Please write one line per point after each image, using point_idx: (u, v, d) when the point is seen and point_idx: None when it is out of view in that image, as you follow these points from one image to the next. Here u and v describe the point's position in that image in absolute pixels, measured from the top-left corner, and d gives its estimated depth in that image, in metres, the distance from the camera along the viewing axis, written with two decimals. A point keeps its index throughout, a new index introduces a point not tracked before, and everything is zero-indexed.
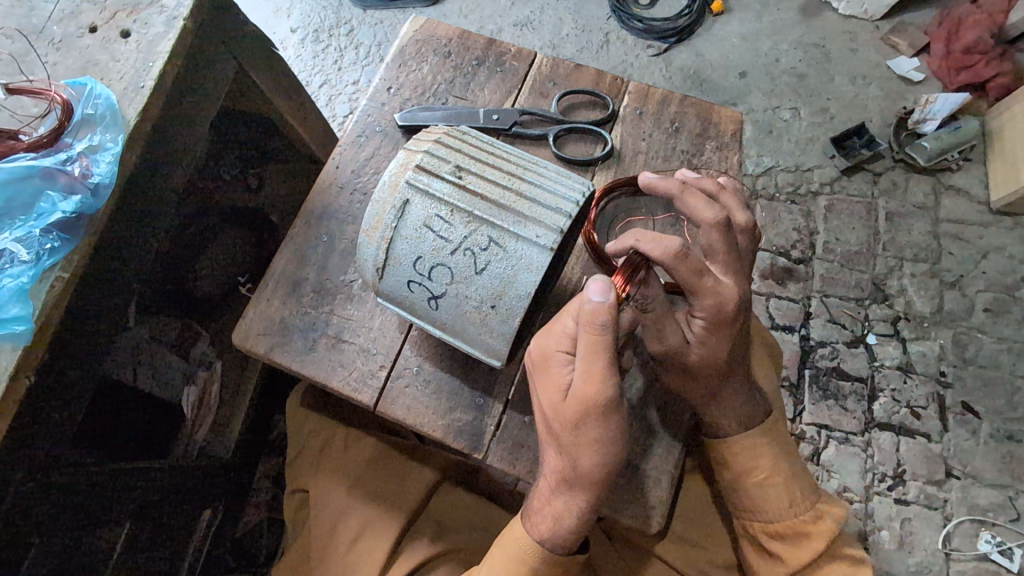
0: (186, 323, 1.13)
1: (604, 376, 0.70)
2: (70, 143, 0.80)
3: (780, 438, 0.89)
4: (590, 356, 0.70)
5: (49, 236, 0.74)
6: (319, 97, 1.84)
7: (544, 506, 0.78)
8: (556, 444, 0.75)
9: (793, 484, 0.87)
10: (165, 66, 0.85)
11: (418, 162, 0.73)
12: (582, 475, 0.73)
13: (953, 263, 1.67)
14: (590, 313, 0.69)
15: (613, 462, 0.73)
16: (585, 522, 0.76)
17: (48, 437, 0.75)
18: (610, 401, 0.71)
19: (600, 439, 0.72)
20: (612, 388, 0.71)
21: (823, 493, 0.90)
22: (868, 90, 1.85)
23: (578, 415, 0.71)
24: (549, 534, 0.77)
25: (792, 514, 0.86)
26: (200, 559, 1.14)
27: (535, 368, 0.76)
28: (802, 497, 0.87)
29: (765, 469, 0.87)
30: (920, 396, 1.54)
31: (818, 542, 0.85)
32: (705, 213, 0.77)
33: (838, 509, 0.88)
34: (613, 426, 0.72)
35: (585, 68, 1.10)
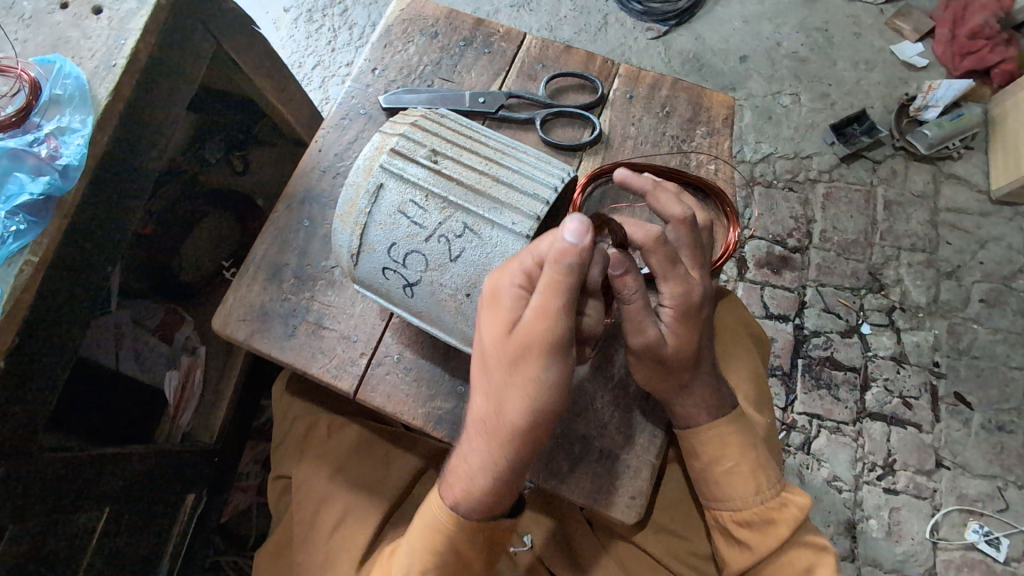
0: (172, 306, 1.19)
1: (556, 315, 0.64)
2: (38, 123, 0.78)
3: (748, 427, 0.88)
4: (545, 291, 0.63)
5: (16, 219, 0.73)
6: (311, 79, 1.81)
7: (461, 463, 0.73)
8: (486, 387, 0.70)
9: (759, 472, 0.86)
10: (137, 44, 0.82)
11: (394, 146, 0.71)
12: (506, 421, 0.68)
13: (950, 252, 1.65)
14: (559, 252, 0.62)
15: (544, 413, 0.67)
16: (500, 484, 0.70)
17: (17, 424, 0.74)
18: (557, 343, 0.65)
19: (538, 386, 0.66)
20: (563, 328, 0.64)
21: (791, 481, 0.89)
22: (870, 75, 1.81)
23: (519, 353, 0.66)
24: (463, 497, 0.72)
25: (756, 502, 0.85)
26: (183, 543, 1.14)
27: (481, 304, 0.68)
28: (767, 485, 0.86)
29: (732, 457, 0.86)
30: (913, 386, 1.54)
31: (783, 529, 0.84)
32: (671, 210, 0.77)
33: (805, 498, 0.87)
34: (557, 372, 0.66)
35: (575, 50, 1.07)
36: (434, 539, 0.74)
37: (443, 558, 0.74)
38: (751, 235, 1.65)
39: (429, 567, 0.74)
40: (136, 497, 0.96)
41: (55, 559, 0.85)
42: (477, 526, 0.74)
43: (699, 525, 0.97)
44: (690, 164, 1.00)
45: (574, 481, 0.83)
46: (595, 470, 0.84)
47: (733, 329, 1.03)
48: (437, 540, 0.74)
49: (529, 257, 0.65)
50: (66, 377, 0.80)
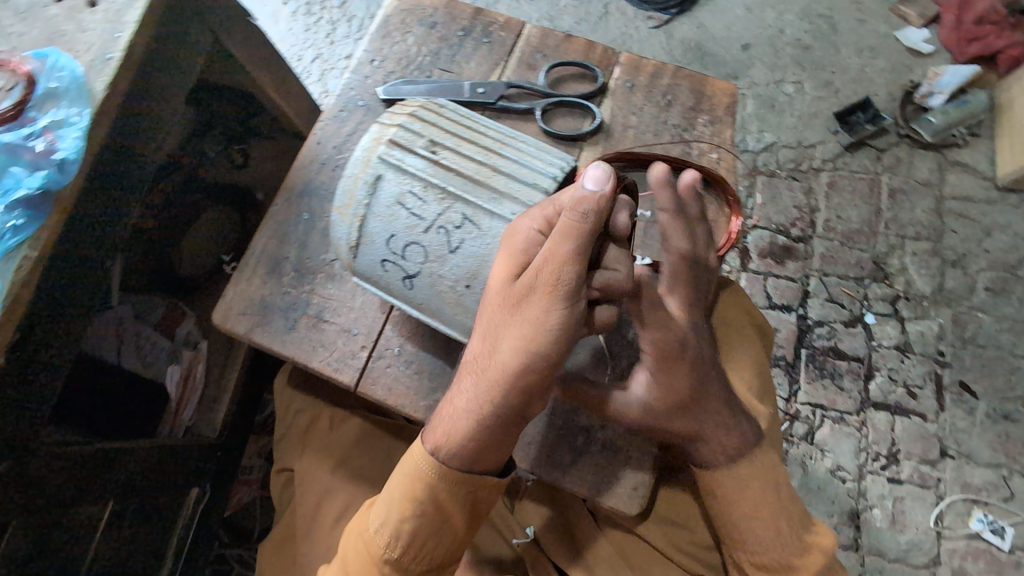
0: (173, 300, 1.19)
1: (564, 261, 0.62)
2: (34, 117, 0.77)
3: (770, 469, 0.86)
4: (557, 235, 0.61)
5: (13, 214, 0.73)
6: (310, 73, 1.80)
7: (451, 402, 0.72)
8: (483, 326, 0.69)
9: (781, 518, 0.85)
10: (133, 36, 0.81)
11: (391, 137, 0.71)
12: (498, 361, 0.67)
13: (956, 241, 1.63)
14: (577, 198, 0.60)
15: (540, 362, 0.66)
16: (484, 429, 0.69)
17: (18, 418, 0.74)
18: (562, 290, 0.63)
19: (537, 329, 0.64)
20: (571, 274, 0.62)
21: (814, 521, 0.88)
22: (874, 62, 1.79)
23: (522, 294, 0.64)
24: (446, 437, 0.71)
25: (776, 549, 0.85)
26: (187, 537, 1.14)
27: (498, 249, 0.67)
28: (790, 530, 0.85)
29: (756, 508, 0.84)
30: (917, 375, 1.53)
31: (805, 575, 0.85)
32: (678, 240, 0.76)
33: (829, 540, 0.87)
34: (558, 320, 0.64)
35: (575, 39, 1.06)
36: (412, 484, 0.71)
37: (421, 508, 0.71)
38: (754, 225, 1.64)
39: (407, 515, 0.72)
40: (140, 490, 0.97)
41: (59, 553, 0.86)
42: (457, 477, 0.71)
43: (702, 516, 0.97)
44: (692, 154, 0.99)
45: (576, 473, 0.83)
46: (595, 463, 0.84)
47: (735, 321, 1.03)
48: (415, 484, 0.71)
49: (550, 204, 0.64)
50: (67, 372, 0.81)
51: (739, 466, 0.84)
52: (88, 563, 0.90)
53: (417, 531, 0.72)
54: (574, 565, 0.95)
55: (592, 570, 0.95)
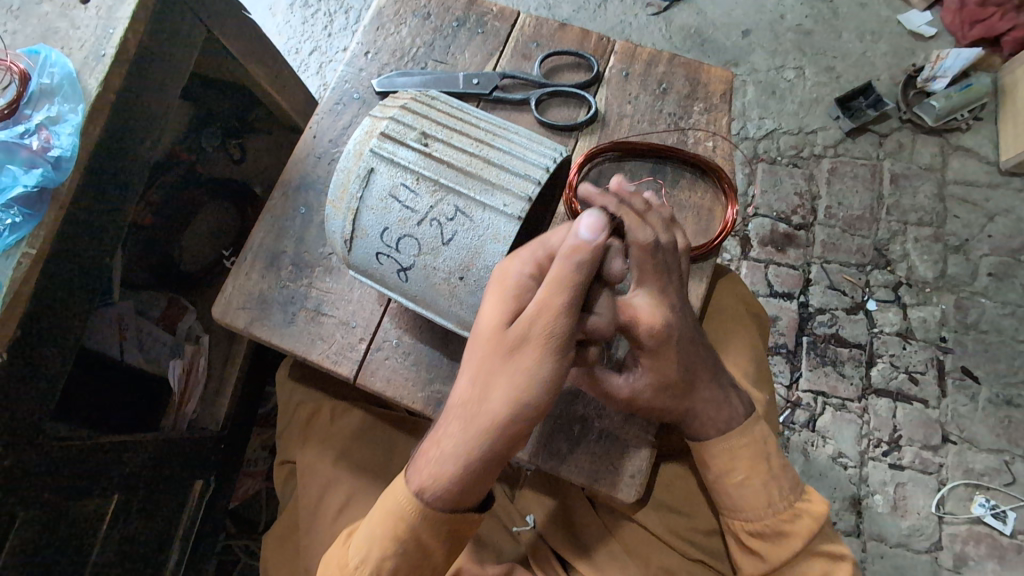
0: (173, 296, 1.21)
1: (557, 310, 0.64)
2: (29, 114, 0.78)
3: (762, 438, 0.86)
4: (552, 285, 0.63)
5: (10, 212, 0.73)
6: (308, 66, 1.80)
7: (434, 444, 0.70)
8: (470, 369, 0.68)
9: (771, 484, 0.85)
10: (126, 33, 0.80)
11: (384, 129, 0.70)
12: (487, 409, 0.65)
13: (958, 226, 1.62)
14: (572, 246, 0.63)
15: (530, 410, 0.65)
16: (470, 475, 0.67)
17: (22, 413, 0.76)
18: (555, 339, 0.64)
19: (526, 377, 0.65)
20: (563, 325, 0.64)
21: (808, 488, 0.88)
22: (876, 47, 1.77)
23: (515, 343, 0.65)
24: (431, 480, 0.69)
25: (766, 514, 0.85)
26: (193, 528, 1.16)
27: (487, 288, 0.68)
28: (781, 496, 0.85)
29: (745, 472, 0.85)
30: (919, 361, 1.53)
31: (796, 540, 0.84)
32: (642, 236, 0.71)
33: (820, 507, 0.86)
34: (548, 369, 0.65)
35: (570, 28, 1.05)
36: (396, 525, 0.71)
37: (404, 545, 0.72)
38: (755, 212, 1.64)
39: (388, 553, 0.72)
40: (144, 483, 0.98)
41: (66, 546, 0.87)
42: (440, 517, 0.70)
43: (701, 502, 0.98)
44: (687, 142, 0.99)
45: (573, 462, 0.84)
46: (592, 453, 0.84)
47: (730, 308, 1.05)
48: (398, 523, 0.71)
49: (541, 247, 0.67)
50: (68, 367, 0.82)
51: (732, 432, 0.86)
52: (95, 554, 0.92)
53: (398, 569, 0.73)
54: (574, 552, 0.97)
55: (594, 559, 0.96)
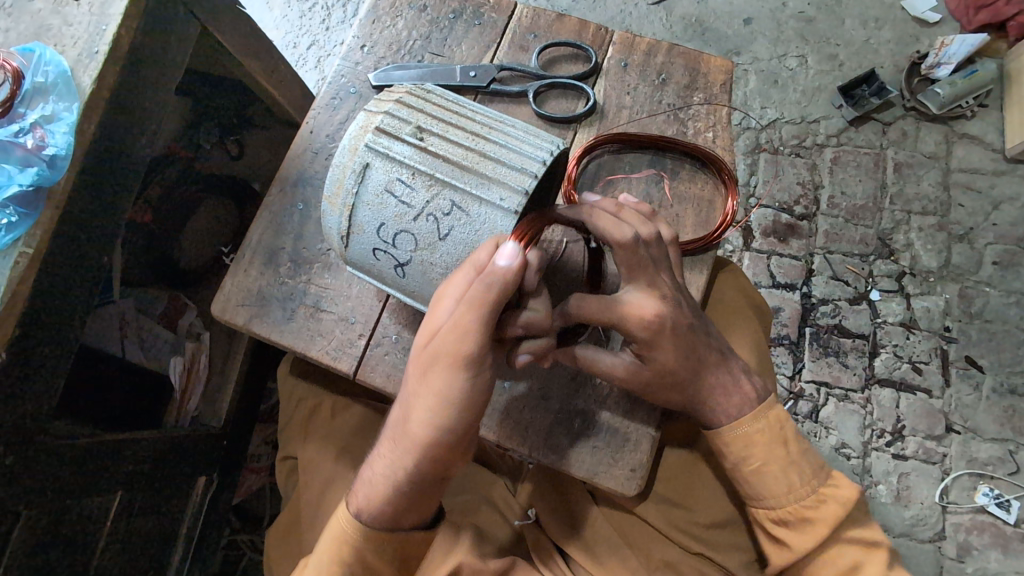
0: (174, 295, 1.20)
1: (469, 333, 0.66)
2: (23, 113, 0.79)
3: (776, 421, 0.84)
4: (463, 309, 0.65)
5: (6, 212, 0.74)
6: (307, 60, 1.79)
7: (373, 462, 0.75)
8: (404, 392, 0.73)
9: (791, 471, 0.83)
10: (119, 28, 0.80)
11: (379, 124, 0.70)
12: (413, 429, 0.70)
13: (963, 215, 1.61)
14: (488, 271, 0.63)
15: (450, 428, 0.69)
16: (401, 491, 0.73)
17: (25, 412, 0.76)
18: (467, 361, 0.67)
19: (447, 395, 0.68)
20: (473, 344, 0.66)
21: (833, 474, 0.85)
22: (879, 34, 1.75)
23: (430, 364, 0.69)
24: (367, 497, 0.74)
25: (786, 501, 0.83)
26: (197, 523, 1.17)
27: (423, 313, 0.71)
28: (804, 483, 0.83)
29: (763, 457, 0.83)
30: (923, 351, 1.52)
31: (821, 527, 0.82)
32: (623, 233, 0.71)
33: (848, 491, 0.83)
34: (463, 386, 0.68)
35: (568, 19, 1.04)
36: (339, 548, 0.74)
37: (351, 569, 0.74)
38: (758, 203, 1.63)
39: None
40: (147, 479, 0.98)
41: (71, 543, 0.87)
42: (378, 536, 0.74)
43: (701, 494, 0.97)
44: (687, 133, 0.98)
45: (574, 455, 0.84)
46: (593, 446, 0.84)
47: (731, 300, 1.05)
48: (339, 543, 0.74)
49: (468, 266, 0.64)
50: (70, 364, 0.82)
51: (745, 418, 0.84)
52: (100, 550, 0.93)
53: None
54: (574, 544, 0.97)
55: (595, 553, 0.96)
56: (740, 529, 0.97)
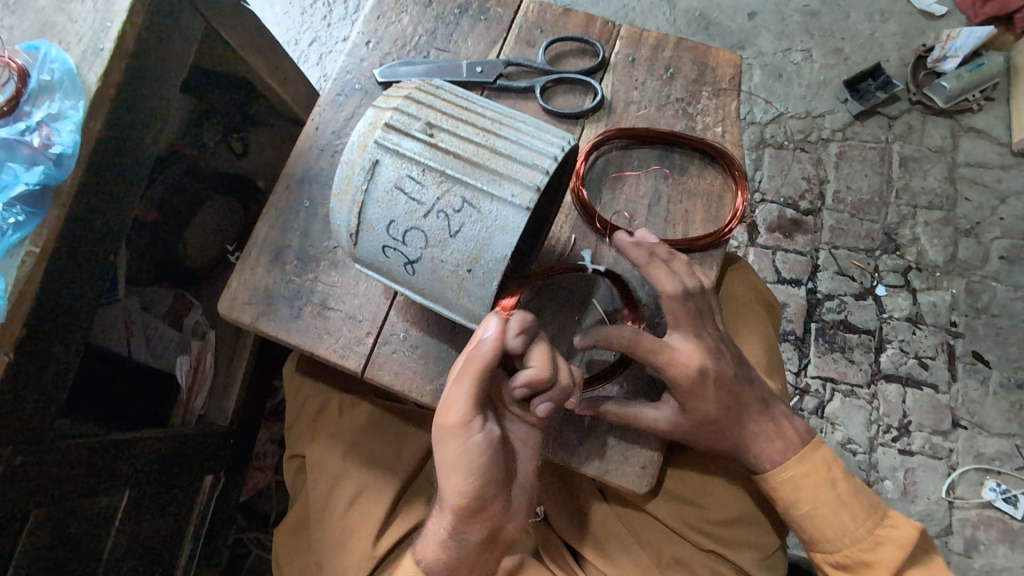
0: (178, 293, 1.22)
1: (458, 403, 0.68)
2: (28, 111, 0.77)
3: (825, 466, 0.89)
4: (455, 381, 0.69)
5: (12, 211, 0.73)
6: (308, 57, 1.78)
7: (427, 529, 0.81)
8: None
9: (846, 515, 0.87)
10: (124, 25, 0.78)
11: (388, 120, 0.69)
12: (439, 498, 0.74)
13: (969, 209, 1.60)
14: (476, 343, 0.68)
15: (461, 501, 0.70)
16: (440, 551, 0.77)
17: (32, 413, 0.76)
18: (458, 430, 0.68)
19: (450, 459, 0.69)
20: (461, 413, 0.68)
21: (888, 515, 0.89)
22: (885, 27, 1.73)
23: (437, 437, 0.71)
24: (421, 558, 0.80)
25: (846, 548, 0.88)
26: (205, 522, 1.17)
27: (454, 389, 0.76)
28: (860, 526, 0.88)
29: (820, 507, 0.88)
30: (930, 346, 1.51)
31: (880, 570, 0.87)
32: (671, 288, 0.79)
33: (904, 534, 0.88)
34: (462, 458, 0.68)
35: (574, 13, 1.03)
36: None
37: None
38: (763, 199, 1.62)
39: None
40: (154, 479, 0.98)
41: (79, 545, 0.88)
42: None
43: (712, 492, 0.96)
44: (696, 128, 0.97)
45: (583, 453, 0.84)
46: (604, 446, 0.84)
47: (741, 296, 1.05)
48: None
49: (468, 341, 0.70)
50: (77, 364, 0.82)
51: (792, 466, 0.88)
52: (108, 549, 0.93)
53: None
54: (584, 543, 0.97)
55: (605, 548, 0.97)
56: (754, 525, 0.97)
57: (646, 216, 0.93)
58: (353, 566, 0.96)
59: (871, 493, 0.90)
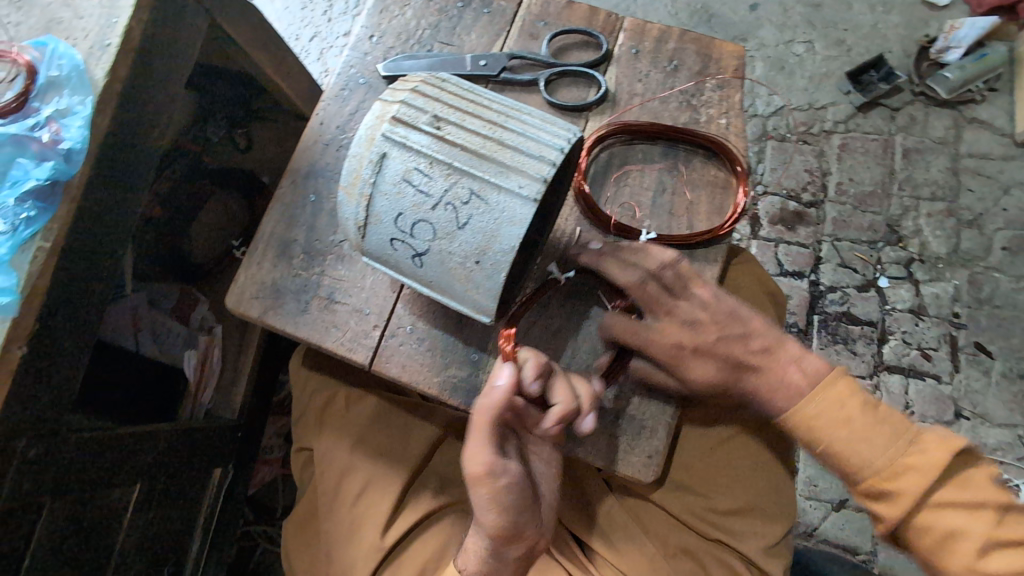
0: (185, 288, 1.21)
1: (482, 449, 0.75)
2: (37, 107, 0.78)
3: (829, 395, 0.83)
4: (476, 429, 0.76)
5: (24, 206, 0.73)
6: (309, 53, 1.78)
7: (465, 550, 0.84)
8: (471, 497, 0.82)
9: (863, 445, 0.80)
10: (131, 21, 0.79)
11: (395, 114, 0.69)
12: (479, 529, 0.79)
13: (972, 200, 1.60)
14: (490, 392, 0.75)
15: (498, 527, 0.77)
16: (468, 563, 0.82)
17: (46, 406, 0.77)
18: (486, 474, 0.75)
19: (489, 499, 0.76)
20: (486, 460, 0.75)
21: (921, 439, 0.78)
22: (887, 18, 1.73)
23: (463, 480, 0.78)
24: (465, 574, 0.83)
25: (866, 479, 0.80)
26: (213, 514, 1.18)
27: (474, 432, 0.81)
28: (883, 452, 0.79)
29: (830, 439, 0.82)
30: (933, 337, 1.52)
31: (906, 498, 0.77)
32: (630, 277, 0.86)
33: (931, 456, 0.76)
34: (490, 497, 0.76)
35: (577, 5, 1.03)
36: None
37: None
38: (765, 191, 1.62)
39: None
40: (163, 472, 0.99)
41: (91, 536, 0.88)
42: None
43: (717, 482, 0.97)
44: (700, 120, 0.97)
45: (591, 444, 0.85)
46: (613, 434, 0.85)
47: (745, 288, 1.06)
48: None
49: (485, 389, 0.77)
50: (87, 358, 0.82)
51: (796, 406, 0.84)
52: (119, 542, 0.94)
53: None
54: (590, 533, 0.98)
55: (613, 542, 0.97)
56: (763, 516, 0.96)
57: (649, 211, 0.93)
58: (362, 558, 0.97)
59: (900, 419, 0.81)
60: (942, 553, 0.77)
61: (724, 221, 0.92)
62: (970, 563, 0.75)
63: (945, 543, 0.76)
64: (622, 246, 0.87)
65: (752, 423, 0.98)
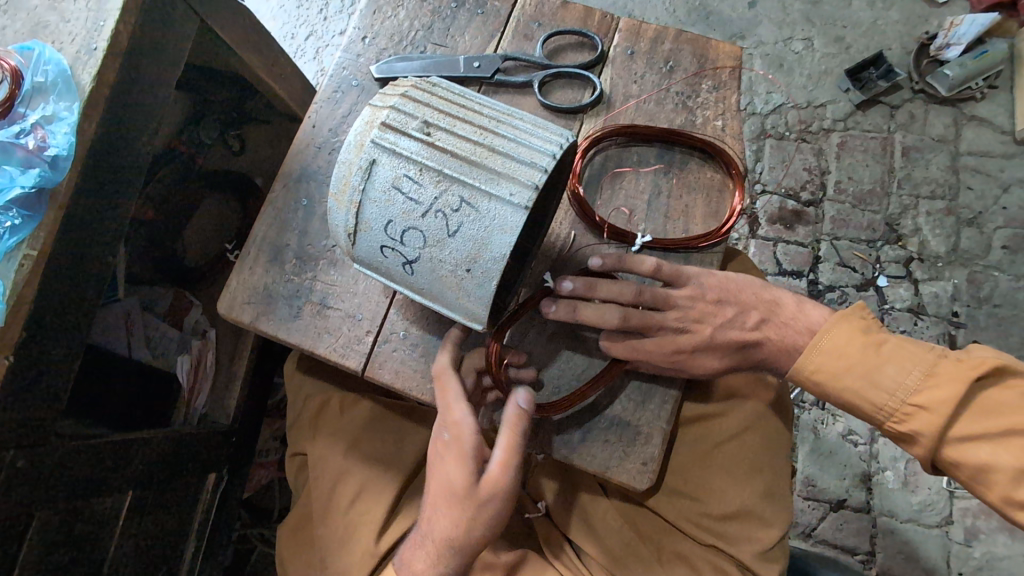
0: (179, 292, 1.21)
1: (510, 466, 0.75)
2: (24, 113, 0.77)
3: (826, 345, 0.80)
4: (507, 449, 0.75)
5: (9, 214, 0.73)
6: (305, 52, 1.76)
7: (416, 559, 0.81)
8: (451, 518, 0.76)
9: (870, 389, 0.78)
10: (117, 25, 0.77)
11: (384, 119, 0.68)
12: (473, 543, 0.77)
13: (971, 198, 1.59)
14: (517, 415, 0.75)
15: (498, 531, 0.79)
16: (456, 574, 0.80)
17: (36, 414, 0.76)
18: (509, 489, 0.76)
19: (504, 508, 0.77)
20: (514, 476, 0.76)
21: (934, 372, 0.75)
22: (887, 14, 1.71)
23: (483, 499, 0.75)
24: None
25: (882, 420, 0.78)
26: (208, 520, 1.18)
27: (447, 455, 0.76)
28: (890, 392, 0.76)
29: (837, 386, 0.80)
30: (932, 336, 1.51)
31: (924, 441, 0.75)
32: (610, 318, 0.81)
33: (945, 392, 0.73)
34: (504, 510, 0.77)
35: (573, 5, 1.02)
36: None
37: None
38: (763, 190, 1.61)
39: None
40: (157, 479, 0.99)
41: (83, 544, 0.88)
42: None
43: (711, 486, 0.96)
44: (696, 121, 0.96)
45: (586, 450, 0.84)
46: (605, 439, 0.85)
47: None
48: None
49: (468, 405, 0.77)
50: (77, 366, 0.82)
51: (798, 360, 0.82)
52: (112, 549, 0.94)
53: None
54: (583, 536, 0.98)
55: (607, 547, 0.97)
56: (759, 521, 0.94)
57: (644, 215, 0.92)
58: (356, 563, 0.96)
59: (910, 353, 0.76)
60: (979, 486, 0.74)
61: (718, 225, 0.91)
62: (1008, 494, 0.72)
63: (976, 475, 0.74)
64: (595, 286, 0.82)
65: (748, 426, 0.97)
